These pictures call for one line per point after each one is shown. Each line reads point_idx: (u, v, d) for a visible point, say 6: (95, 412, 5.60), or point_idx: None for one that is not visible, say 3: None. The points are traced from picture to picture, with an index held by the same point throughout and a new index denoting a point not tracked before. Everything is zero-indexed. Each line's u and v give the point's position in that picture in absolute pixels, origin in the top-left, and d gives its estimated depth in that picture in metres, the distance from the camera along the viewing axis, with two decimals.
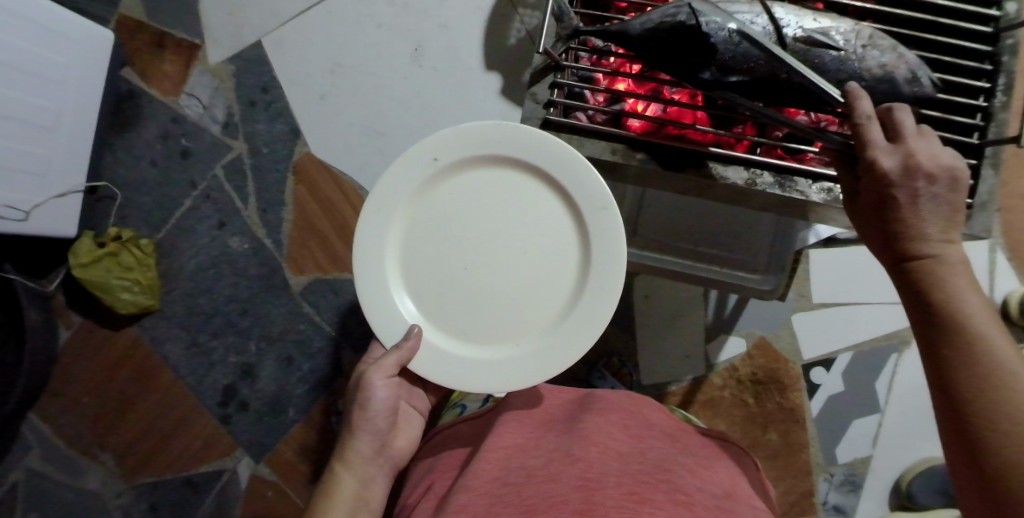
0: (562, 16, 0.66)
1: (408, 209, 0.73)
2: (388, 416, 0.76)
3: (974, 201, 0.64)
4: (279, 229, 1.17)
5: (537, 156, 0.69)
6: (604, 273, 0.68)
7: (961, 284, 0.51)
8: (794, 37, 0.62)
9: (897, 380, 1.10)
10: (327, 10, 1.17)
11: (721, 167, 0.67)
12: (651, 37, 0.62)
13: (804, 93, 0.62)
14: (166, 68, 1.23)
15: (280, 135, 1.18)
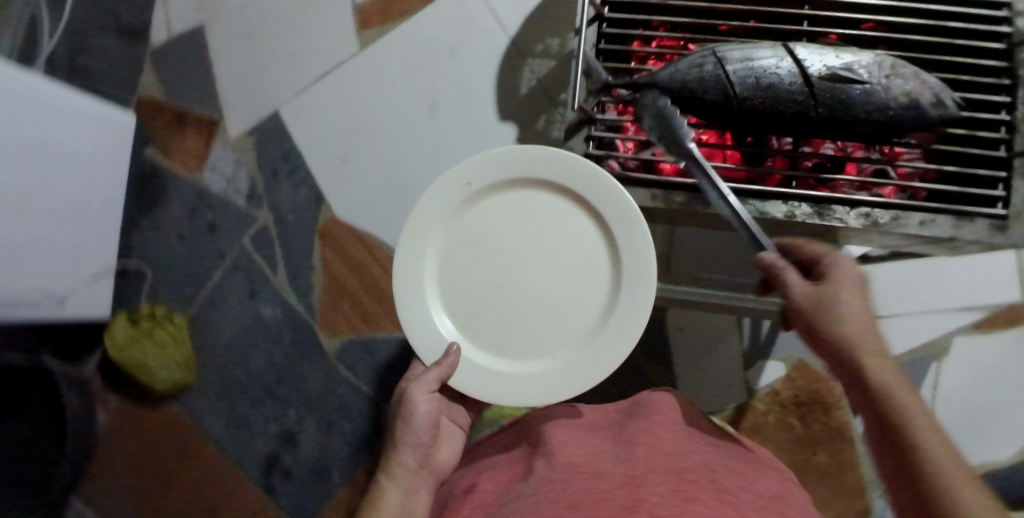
0: (591, 70, 0.71)
1: (441, 230, 0.73)
2: (430, 429, 0.76)
3: (1008, 210, 0.63)
4: (310, 293, 1.19)
5: (568, 176, 0.69)
6: (639, 288, 0.67)
7: (901, 391, 0.53)
8: (819, 74, 0.62)
9: (942, 390, 1.10)
10: (342, 77, 1.21)
11: (760, 202, 0.66)
12: (678, 85, 0.65)
13: (834, 125, 0.63)
14: (188, 145, 1.26)
15: (304, 201, 1.21)
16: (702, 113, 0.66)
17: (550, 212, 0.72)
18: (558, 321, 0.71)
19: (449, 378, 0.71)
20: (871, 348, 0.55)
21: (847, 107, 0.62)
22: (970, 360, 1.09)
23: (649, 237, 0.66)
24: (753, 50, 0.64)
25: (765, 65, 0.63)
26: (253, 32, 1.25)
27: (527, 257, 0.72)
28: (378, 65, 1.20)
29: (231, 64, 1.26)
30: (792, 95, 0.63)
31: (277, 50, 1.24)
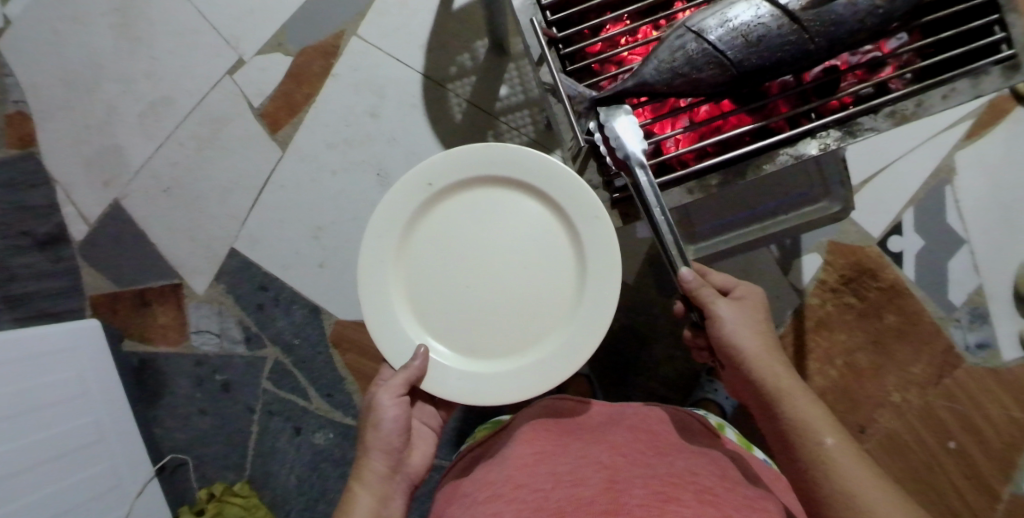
0: (573, 94, 0.66)
1: (407, 240, 0.73)
2: (402, 435, 0.74)
3: (1014, 48, 0.62)
4: (352, 402, 1.15)
5: (525, 171, 0.70)
6: (599, 279, 0.70)
7: (777, 374, 0.67)
8: (801, 8, 0.61)
9: (964, 205, 1.12)
10: (280, 185, 1.16)
11: (793, 148, 0.65)
12: (675, 74, 0.63)
13: (832, 50, 0.63)
14: (163, 321, 1.19)
15: (303, 320, 1.15)
16: (708, 89, 0.64)
17: (508, 209, 0.73)
18: (525, 313, 0.73)
19: (421, 380, 0.71)
20: (763, 363, 0.67)
21: (841, 24, 0.61)
22: (976, 167, 1.12)
23: (611, 233, 0.68)
24: (727, 9, 0.62)
25: (746, 21, 0.61)
26: (172, 184, 1.19)
27: (488, 258, 0.73)
28: (309, 158, 1.15)
29: (165, 223, 1.20)
30: (785, 37, 0.62)
31: (203, 190, 1.18)
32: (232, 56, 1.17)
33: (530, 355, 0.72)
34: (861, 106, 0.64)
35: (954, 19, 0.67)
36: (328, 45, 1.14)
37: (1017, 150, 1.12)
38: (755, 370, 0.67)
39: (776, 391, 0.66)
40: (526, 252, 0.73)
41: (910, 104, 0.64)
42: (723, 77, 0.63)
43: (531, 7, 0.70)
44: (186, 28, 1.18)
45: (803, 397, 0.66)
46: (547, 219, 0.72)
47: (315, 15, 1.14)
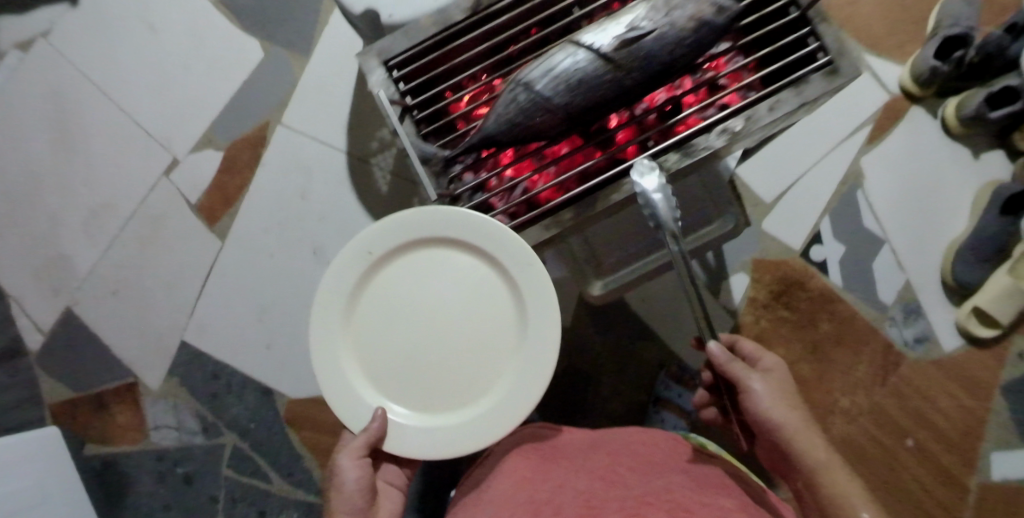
0: (427, 155, 0.68)
1: (355, 308, 0.70)
2: (366, 494, 0.73)
3: (830, 52, 0.63)
4: (312, 479, 1.15)
5: (456, 226, 0.67)
6: (542, 326, 0.66)
7: (815, 449, 0.69)
8: (612, 49, 0.60)
9: (878, 207, 1.16)
10: (222, 273, 1.20)
11: (634, 177, 0.65)
12: (508, 126, 0.62)
13: (655, 82, 0.63)
14: (121, 421, 1.20)
15: (257, 402, 1.17)
16: (544, 135, 0.64)
17: (447, 265, 0.70)
18: (479, 365, 0.69)
19: (381, 442, 0.68)
20: (803, 439, 0.69)
21: (654, 59, 0.61)
22: (882, 169, 1.17)
23: (546, 280, 0.65)
24: (546, 59, 0.61)
25: (562, 68, 0.60)
26: (120, 286, 1.23)
27: (435, 316, 0.69)
28: (246, 244, 1.19)
29: (116, 324, 1.23)
30: (602, 78, 0.61)
31: (150, 287, 1.22)
32: (167, 158, 1.23)
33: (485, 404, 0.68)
34: (691, 128, 0.64)
35: (776, 34, 0.68)
36: (255, 137, 1.20)
37: (916, 148, 1.18)
38: (795, 446, 0.69)
39: (821, 470, 0.67)
40: (471, 304, 0.70)
41: (739, 120, 0.63)
42: (554, 123, 0.63)
43: (385, 83, 0.70)
44: (122, 137, 1.24)
45: (846, 477, 0.67)
46: (485, 268, 0.69)
47: (240, 111, 1.21)
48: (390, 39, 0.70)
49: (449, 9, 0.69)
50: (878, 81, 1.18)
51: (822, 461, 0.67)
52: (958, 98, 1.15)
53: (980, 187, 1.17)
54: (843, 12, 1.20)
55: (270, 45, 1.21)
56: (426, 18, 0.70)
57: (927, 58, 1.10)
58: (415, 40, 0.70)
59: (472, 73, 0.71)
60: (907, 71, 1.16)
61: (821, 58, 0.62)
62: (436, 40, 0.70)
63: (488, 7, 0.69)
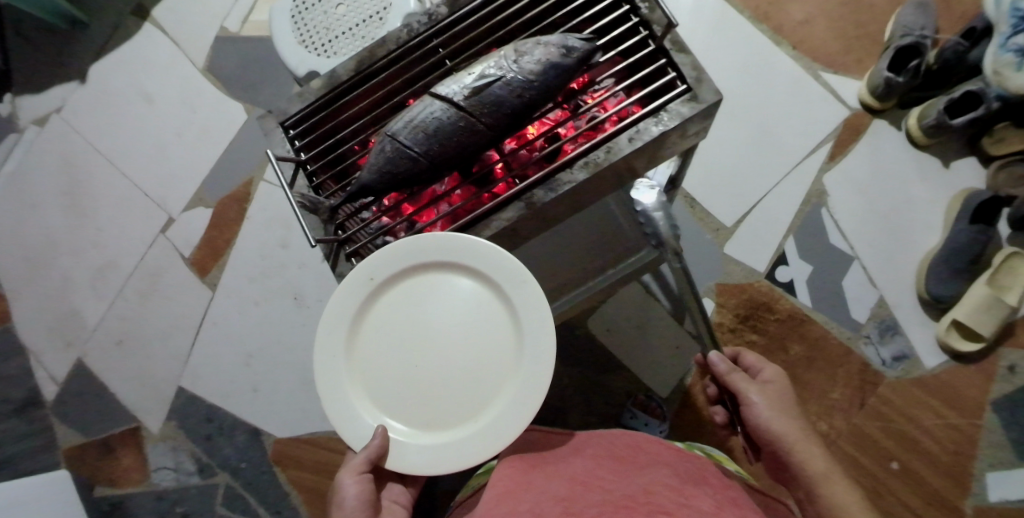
0: (316, 205, 0.72)
1: (357, 334, 0.66)
2: (367, 512, 0.66)
3: (688, 81, 0.67)
4: (298, 516, 1.19)
5: (453, 251, 0.65)
6: (539, 337, 0.62)
7: (812, 458, 0.67)
8: (463, 98, 0.67)
9: (844, 225, 1.15)
10: (213, 322, 1.28)
11: (501, 214, 0.68)
12: (380, 174, 0.69)
13: (512, 123, 0.69)
14: (125, 463, 1.28)
15: (246, 442, 1.23)
16: (414, 179, 0.70)
17: (444, 288, 0.67)
18: (479, 381, 0.64)
19: (383, 460, 0.63)
20: (799, 447, 0.68)
21: (503, 103, 0.67)
22: (846, 186, 1.15)
23: (540, 296, 0.63)
24: (408, 112, 0.68)
25: (422, 117, 0.67)
26: (124, 336, 1.32)
27: (434, 337, 0.65)
28: (234, 293, 1.27)
29: (120, 373, 1.31)
30: (458, 124, 0.67)
31: (149, 337, 1.31)
32: (163, 216, 1.33)
33: (485, 419, 0.63)
34: (556, 163, 0.67)
35: (638, 68, 0.73)
36: (240, 193, 1.29)
37: (882, 163, 1.15)
38: (792, 454, 0.68)
39: (823, 479, 0.65)
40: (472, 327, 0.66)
41: (600, 153, 0.67)
42: (420, 168, 0.69)
43: (281, 142, 0.77)
44: (124, 199, 1.35)
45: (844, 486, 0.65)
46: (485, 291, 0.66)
47: (227, 170, 1.31)
48: (286, 103, 0.78)
49: (335, 70, 0.76)
50: (837, 98, 1.18)
51: (823, 469, 0.66)
52: (920, 108, 1.12)
53: (952, 196, 1.13)
54: (796, 34, 1.20)
55: (252, 108, 1.31)
56: (315, 82, 0.77)
57: (881, 71, 1.09)
58: (307, 102, 0.77)
59: (361, 126, 0.78)
60: (864, 87, 1.15)
61: (676, 88, 0.67)
62: (324, 100, 0.77)
63: (370, 66, 0.76)
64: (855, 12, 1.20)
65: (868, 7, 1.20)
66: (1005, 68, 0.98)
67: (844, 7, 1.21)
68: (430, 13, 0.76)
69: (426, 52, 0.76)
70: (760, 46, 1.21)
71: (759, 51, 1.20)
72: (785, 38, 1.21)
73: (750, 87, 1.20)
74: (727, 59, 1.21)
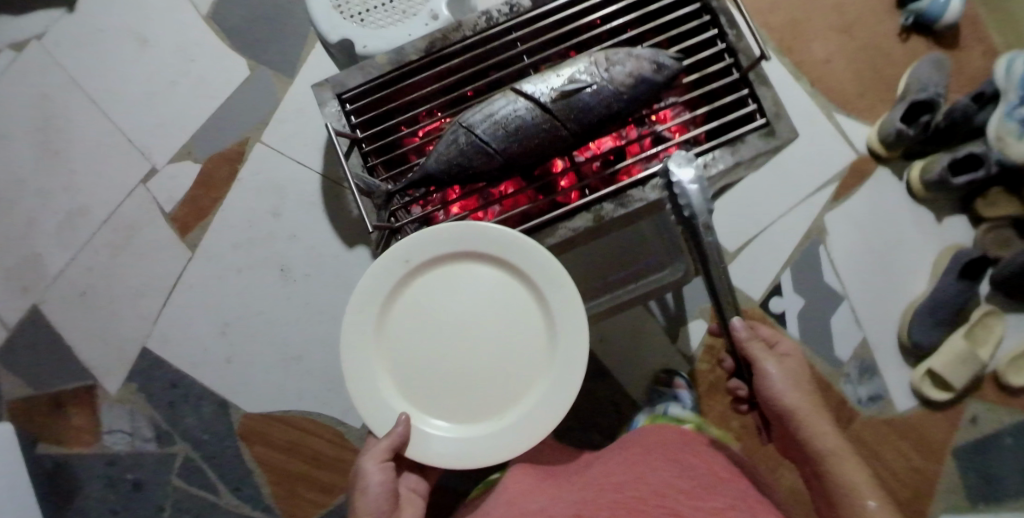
0: (371, 188, 0.69)
1: (386, 315, 0.63)
2: (389, 500, 0.67)
3: (767, 115, 0.68)
4: (260, 495, 1.15)
5: (492, 243, 0.61)
6: (573, 343, 0.60)
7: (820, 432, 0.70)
8: (550, 100, 0.66)
9: (840, 263, 1.18)
10: (189, 284, 1.22)
11: (569, 222, 0.69)
12: (449, 165, 0.67)
13: (593, 133, 0.68)
14: (76, 423, 1.20)
15: (212, 414, 1.18)
16: (482, 177, 0.68)
17: (479, 281, 0.63)
18: (507, 378, 0.62)
19: (404, 448, 0.62)
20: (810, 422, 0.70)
21: (588, 111, 0.66)
22: (846, 226, 1.18)
23: (577, 302, 0.60)
24: (488, 105, 0.67)
25: (504, 114, 0.66)
26: (88, 289, 1.24)
27: (465, 329, 0.63)
28: (215, 257, 1.21)
29: (80, 327, 1.23)
30: (539, 126, 0.66)
31: (117, 292, 1.23)
32: (146, 166, 1.25)
33: (512, 415, 0.62)
34: (631, 180, 0.68)
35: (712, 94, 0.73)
36: (233, 153, 1.22)
37: (881, 208, 1.19)
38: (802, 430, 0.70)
39: (834, 459, 0.69)
40: (504, 322, 0.63)
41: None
42: (492, 166, 0.67)
43: (335, 114, 0.74)
44: (105, 142, 1.27)
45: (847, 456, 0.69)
46: (521, 290, 0.63)
47: (221, 127, 1.24)
48: (344, 73, 0.75)
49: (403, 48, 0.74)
50: (847, 140, 1.20)
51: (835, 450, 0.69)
52: (924, 161, 1.15)
53: (940, 251, 1.17)
54: (816, 72, 1.22)
55: (256, 64, 1.24)
56: (380, 58, 0.75)
57: (894, 121, 1.11)
58: (368, 76, 0.75)
59: (422, 111, 0.76)
60: (875, 133, 1.18)
61: (758, 120, 0.67)
62: (387, 78, 0.75)
63: (442, 50, 0.75)
64: (873, 58, 1.23)
65: (887, 55, 1.23)
66: (1008, 134, 1.08)
67: (863, 51, 1.23)
68: (512, 4, 0.75)
69: (503, 44, 0.75)
70: (779, 78, 1.22)
71: (778, 83, 1.22)
72: (804, 74, 1.22)
73: None
74: None
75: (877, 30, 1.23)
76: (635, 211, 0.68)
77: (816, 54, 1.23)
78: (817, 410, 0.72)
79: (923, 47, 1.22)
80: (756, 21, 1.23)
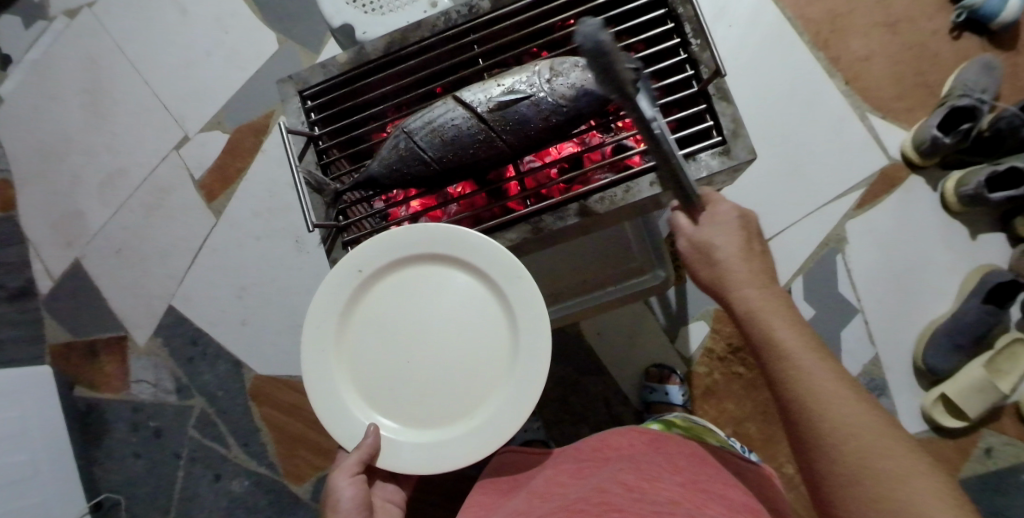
0: (320, 186, 0.73)
1: (344, 328, 0.63)
2: (363, 513, 0.65)
3: (724, 133, 0.67)
4: (265, 452, 1.22)
5: (447, 245, 0.62)
6: (535, 337, 0.59)
7: (763, 308, 0.58)
8: (487, 110, 0.67)
9: (858, 275, 1.13)
10: (212, 249, 1.28)
11: (506, 233, 0.70)
12: (389, 169, 0.70)
13: (535, 144, 0.69)
14: (107, 369, 1.30)
15: (227, 373, 1.25)
16: (423, 181, 0.71)
17: (439, 284, 0.63)
18: (470, 378, 0.61)
19: (376, 458, 0.61)
20: (744, 294, 0.59)
21: (528, 123, 0.67)
22: (867, 237, 1.13)
23: (536, 294, 0.59)
24: (429, 112, 0.69)
25: (441, 122, 0.68)
26: (123, 246, 1.33)
27: (425, 334, 0.63)
28: (237, 225, 1.27)
29: (115, 282, 1.33)
30: (476, 135, 0.68)
31: (149, 251, 1.32)
32: (179, 134, 1.32)
33: (480, 415, 0.60)
34: (571, 194, 0.68)
35: (676, 105, 0.72)
36: (259, 125, 1.27)
37: (908, 219, 1.13)
38: (743, 305, 0.59)
39: (802, 390, 0.54)
40: (462, 323, 0.63)
41: (619, 191, 0.67)
42: (430, 172, 0.70)
43: (296, 111, 0.78)
44: (143, 109, 1.34)
45: (799, 342, 0.56)
46: (477, 286, 0.63)
47: (249, 99, 1.28)
48: (308, 71, 0.79)
49: (364, 48, 0.77)
50: (879, 145, 1.14)
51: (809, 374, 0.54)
52: (960, 173, 1.08)
53: (969, 271, 1.10)
54: (852, 71, 1.16)
55: (285, 40, 1.27)
56: (342, 56, 0.78)
57: (931, 127, 1.05)
58: (330, 75, 0.78)
59: (382, 111, 0.78)
60: (910, 139, 1.12)
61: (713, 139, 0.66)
62: (347, 76, 0.78)
63: (400, 50, 0.77)
64: (916, 58, 1.15)
65: (933, 55, 1.15)
66: None
67: (905, 50, 1.16)
68: (471, 5, 0.75)
69: (461, 46, 0.76)
70: (810, 75, 1.17)
71: (808, 81, 1.17)
72: (838, 73, 1.16)
73: (790, 116, 1.17)
74: (773, 85, 1.17)
75: (924, 27, 1.15)
76: (575, 225, 0.69)
77: (854, 52, 1.16)
78: (774, 297, 0.59)
79: (974, 48, 1.14)
80: (792, 13, 1.18)
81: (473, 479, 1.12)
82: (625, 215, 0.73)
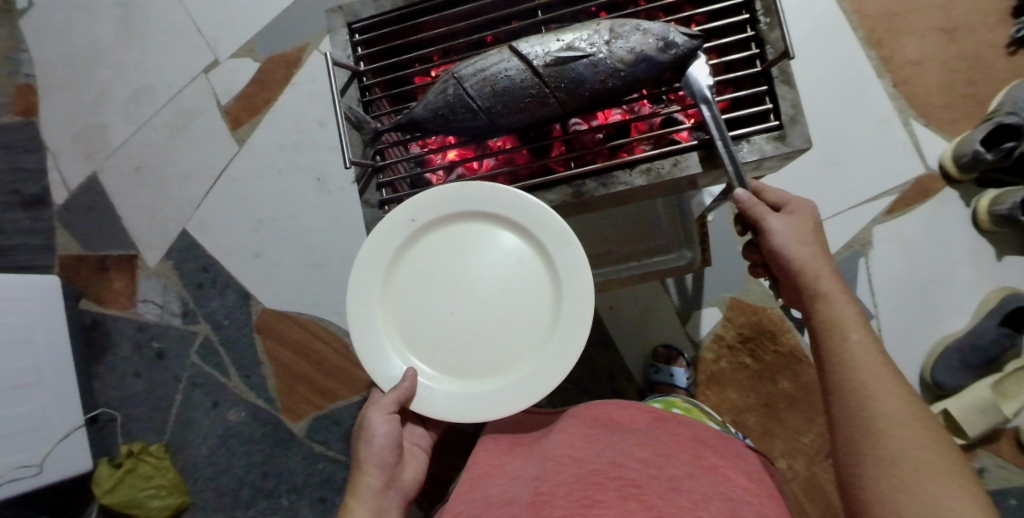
0: (360, 123, 0.72)
1: (393, 274, 0.66)
2: (394, 450, 0.69)
3: (781, 119, 0.65)
4: (266, 387, 1.23)
5: (506, 205, 0.63)
6: (579, 303, 0.60)
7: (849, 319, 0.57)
8: (543, 64, 0.65)
9: (877, 281, 1.12)
10: (232, 178, 1.27)
11: (546, 193, 0.69)
12: (435, 115, 0.69)
13: (586, 106, 0.68)
14: (116, 286, 1.30)
15: (235, 303, 1.25)
16: (468, 132, 0.70)
17: (491, 241, 0.65)
18: (509, 338, 0.63)
19: (410, 401, 0.63)
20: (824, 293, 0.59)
21: (583, 82, 0.65)
22: (893, 243, 1.12)
23: (585, 259, 0.60)
24: (483, 60, 0.68)
25: (494, 72, 0.67)
26: (143, 166, 1.32)
27: (472, 289, 0.65)
28: (260, 156, 1.26)
29: (132, 200, 1.32)
30: (527, 89, 0.66)
31: (169, 174, 1.31)
32: (210, 58, 1.29)
33: (514, 372, 0.62)
34: (617, 160, 0.67)
35: (734, 82, 0.70)
36: (292, 56, 1.24)
37: (937, 232, 1.11)
38: (834, 311, 0.58)
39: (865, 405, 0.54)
40: (508, 283, 0.64)
41: (667, 164, 0.66)
42: (477, 123, 0.69)
43: (343, 44, 0.77)
44: (176, 29, 1.31)
45: (875, 361, 0.55)
46: (525, 250, 0.64)
47: (285, 29, 1.25)
48: (358, 4, 0.77)
49: None
50: (918, 153, 1.12)
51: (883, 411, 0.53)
52: (996, 192, 1.06)
53: (991, 291, 1.09)
54: (900, 74, 1.13)
55: None
56: None
57: (974, 142, 1.02)
58: (381, 10, 0.76)
59: (429, 53, 0.77)
60: (950, 151, 1.09)
61: (771, 123, 0.64)
62: (399, 14, 0.77)
63: None
64: (970, 69, 1.12)
65: (988, 68, 1.12)
66: None
67: (960, 59, 1.13)
68: None
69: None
70: (859, 73, 1.14)
71: (856, 79, 1.14)
72: (888, 74, 1.14)
73: (833, 113, 1.15)
74: (819, 79, 1.15)
75: (982, 39, 1.12)
76: (615, 194, 0.67)
77: (906, 54, 1.14)
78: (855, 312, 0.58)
79: None
80: (850, 7, 1.15)
81: (470, 436, 1.12)
82: (668, 190, 0.72)
